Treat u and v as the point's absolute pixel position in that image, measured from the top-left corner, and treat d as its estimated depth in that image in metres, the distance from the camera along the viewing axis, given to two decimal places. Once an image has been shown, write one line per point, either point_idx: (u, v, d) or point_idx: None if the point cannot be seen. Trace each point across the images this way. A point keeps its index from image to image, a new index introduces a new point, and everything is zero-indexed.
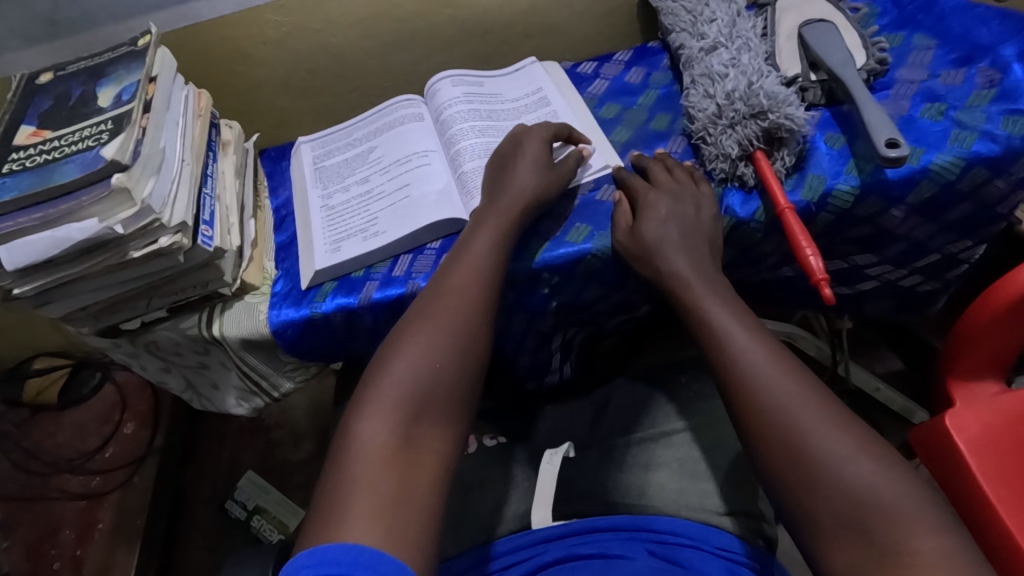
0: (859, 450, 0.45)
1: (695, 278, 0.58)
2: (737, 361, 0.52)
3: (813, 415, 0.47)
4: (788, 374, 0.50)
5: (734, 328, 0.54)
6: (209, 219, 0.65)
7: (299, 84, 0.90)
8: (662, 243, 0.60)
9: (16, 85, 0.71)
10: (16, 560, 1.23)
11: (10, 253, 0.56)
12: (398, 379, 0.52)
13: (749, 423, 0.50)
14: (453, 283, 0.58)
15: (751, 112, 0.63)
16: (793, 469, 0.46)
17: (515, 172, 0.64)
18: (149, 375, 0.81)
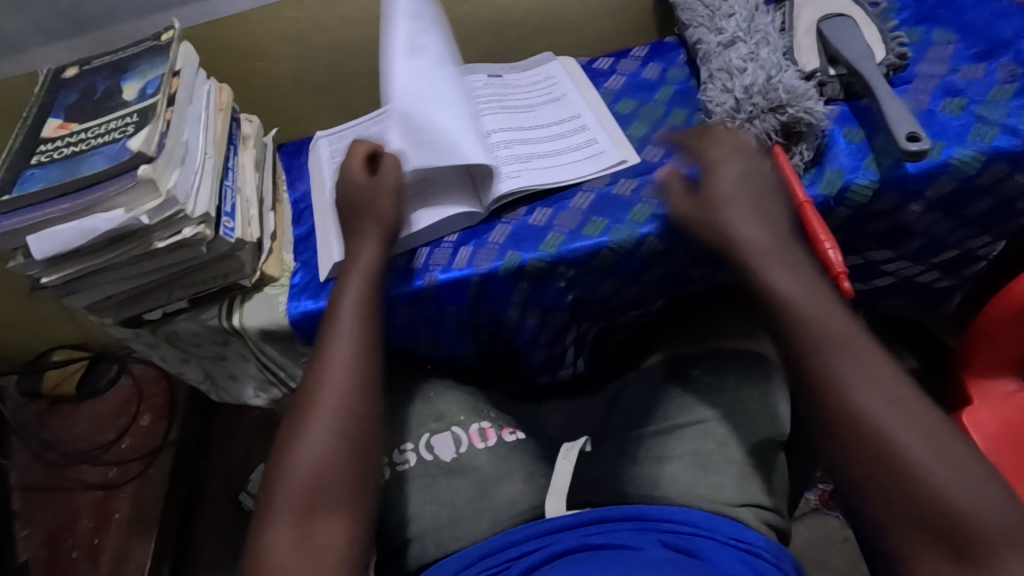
0: (943, 448, 0.43)
1: (767, 248, 0.55)
2: (817, 338, 0.49)
3: (894, 403, 0.45)
4: (864, 362, 0.47)
5: (813, 304, 0.51)
6: (230, 211, 0.66)
7: (316, 80, 0.91)
8: (733, 211, 0.56)
9: (43, 79, 0.72)
10: (35, 549, 1.25)
11: (39, 242, 0.57)
12: (293, 466, 0.52)
13: (822, 404, 0.47)
14: (333, 346, 0.59)
15: (771, 106, 0.63)
16: (870, 459, 0.44)
17: (363, 235, 0.65)
18: (168, 365, 0.83)
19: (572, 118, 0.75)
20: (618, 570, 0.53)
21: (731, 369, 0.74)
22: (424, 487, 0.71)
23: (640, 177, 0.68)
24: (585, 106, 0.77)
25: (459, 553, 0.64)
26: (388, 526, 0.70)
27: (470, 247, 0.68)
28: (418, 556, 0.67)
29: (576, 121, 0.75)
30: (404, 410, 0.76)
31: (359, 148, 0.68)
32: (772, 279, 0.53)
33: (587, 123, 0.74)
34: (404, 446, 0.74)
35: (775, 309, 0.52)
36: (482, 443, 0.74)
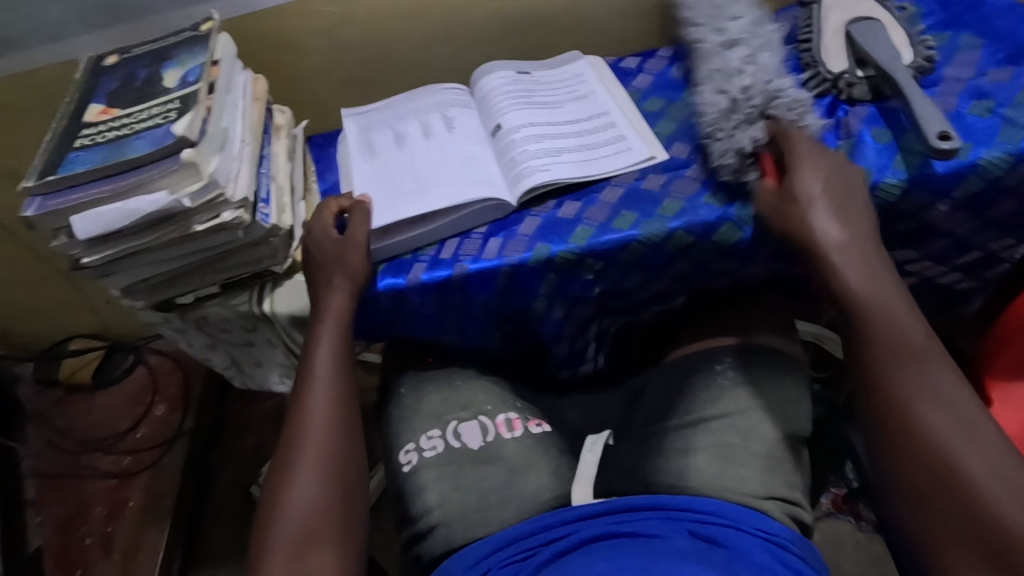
0: (1001, 468, 0.47)
1: (847, 251, 0.57)
2: (897, 344, 0.53)
3: (959, 420, 0.50)
4: (930, 378, 0.52)
5: (894, 313, 0.55)
6: (265, 198, 0.67)
7: (345, 74, 0.93)
8: (818, 207, 0.59)
9: (84, 66, 0.74)
10: (49, 535, 1.26)
11: (84, 223, 0.58)
12: (286, 518, 0.54)
13: (893, 404, 0.52)
14: (311, 400, 0.62)
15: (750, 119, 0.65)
16: (927, 462, 0.49)
17: (328, 287, 0.66)
18: (193, 351, 0.84)
19: (600, 115, 0.76)
20: (647, 555, 0.54)
21: (753, 363, 0.74)
22: (450, 473, 0.73)
23: (668, 173, 0.69)
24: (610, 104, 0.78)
25: (488, 538, 0.65)
26: (415, 509, 0.72)
27: (500, 238, 0.69)
28: (444, 542, 0.68)
29: (605, 118, 0.76)
30: (430, 396, 0.79)
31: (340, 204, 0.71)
32: (856, 281, 0.56)
33: (615, 120, 0.76)
34: (431, 432, 0.76)
35: (855, 312, 0.56)
36: (509, 434, 0.76)
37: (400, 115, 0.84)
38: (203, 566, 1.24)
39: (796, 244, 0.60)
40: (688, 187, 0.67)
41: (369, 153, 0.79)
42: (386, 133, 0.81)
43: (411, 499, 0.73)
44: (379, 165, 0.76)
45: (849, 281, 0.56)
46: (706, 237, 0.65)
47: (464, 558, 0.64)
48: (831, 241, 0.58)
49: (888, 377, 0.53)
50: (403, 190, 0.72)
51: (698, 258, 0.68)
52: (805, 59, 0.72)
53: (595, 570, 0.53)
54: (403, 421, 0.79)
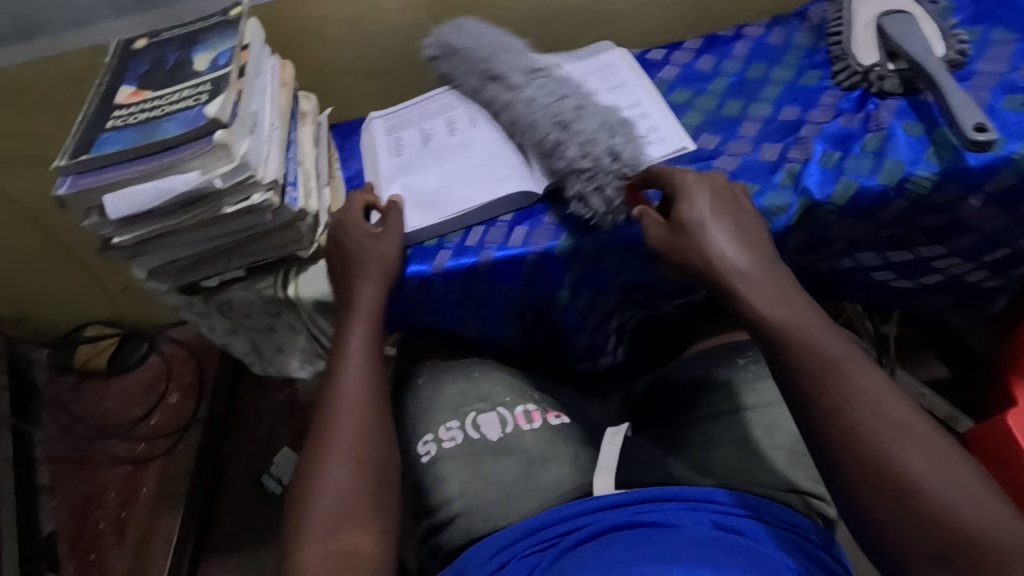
0: (943, 468, 0.45)
1: (746, 267, 0.57)
2: (813, 363, 0.51)
3: (891, 428, 0.47)
4: (859, 376, 0.50)
5: (806, 329, 0.53)
6: (293, 181, 0.67)
7: (367, 64, 0.93)
8: (712, 230, 0.59)
9: (114, 50, 0.74)
10: (63, 519, 1.26)
11: (116, 202, 0.58)
12: (320, 496, 0.55)
13: (829, 427, 0.49)
14: (347, 383, 0.62)
15: (580, 169, 0.66)
16: (876, 482, 0.46)
17: (361, 277, 0.66)
18: (214, 337, 0.84)
19: (633, 106, 0.75)
20: (673, 543, 0.54)
21: None
22: (470, 465, 0.72)
23: (695, 164, 0.69)
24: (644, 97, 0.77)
25: (506, 529, 0.64)
26: (434, 499, 0.71)
27: (526, 226, 0.69)
28: (464, 531, 0.68)
29: (637, 109, 0.75)
30: (448, 387, 0.78)
31: (363, 199, 0.71)
32: (762, 304, 0.55)
33: (647, 111, 0.75)
34: (450, 423, 0.76)
35: (767, 335, 0.54)
36: (528, 425, 0.75)
37: (427, 112, 0.83)
38: (215, 555, 1.24)
39: (703, 279, 0.59)
40: None
41: (397, 152, 0.79)
42: (412, 132, 0.81)
43: (429, 489, 0.72)
44: (405, 164, 0.77)
45: (754, 304, 0.55)
46: None
47: (484, 548, 0.63)
48: (736, 267, 0.57)
49: (812, 401, 0.50)
50: (423, 194, 0.72)
51: None
52: (835, 51, 0.73)
53: (618, 559, 0.53)
54: (421, 412, 0.77)
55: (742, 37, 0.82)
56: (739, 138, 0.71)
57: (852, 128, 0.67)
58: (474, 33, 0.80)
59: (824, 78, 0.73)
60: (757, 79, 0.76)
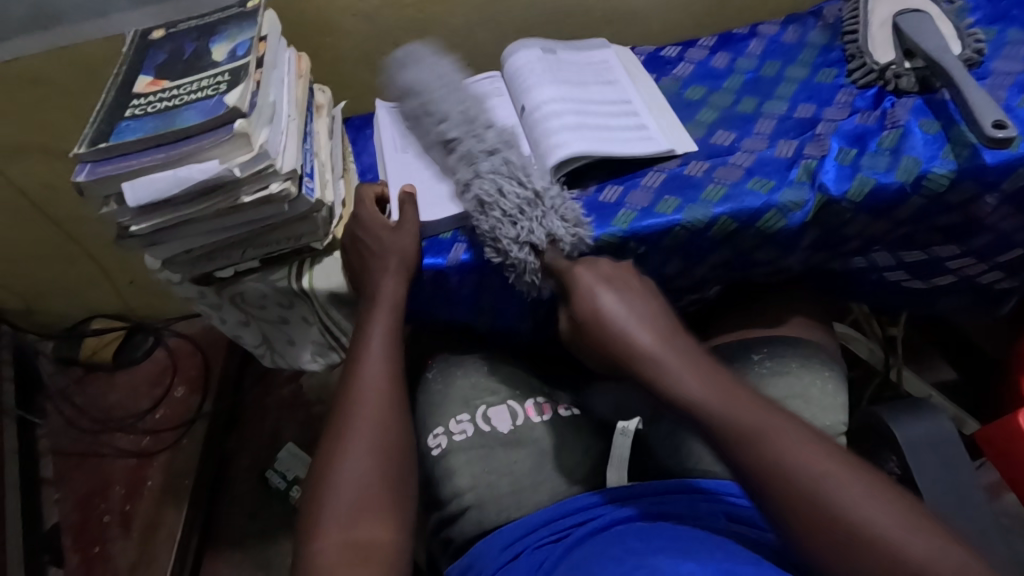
0: (877, 503, 0.45)
1: (656, 345, 0.55)
2: (731, 432, 0.49)
3: (821, 477, 0.46)
4: (776, 441, 0.48)
5: (719, 402, 0.51)
6: (310, 172, 0.67)
7: (381, 58, 0.93)
8: (612, 303, 0.57)
9: (131, 40, 0.74)
10: (68, 511, 1.26)
11: (135, 190, 0.58)
12: (340, 486, 0.55)
13: (763, 489, 0.47)
14: (367, 374, 0.62)
15: (500, 229, 0.64)
16: (821, 537, 0.45)
17: (383, 270, 0.66)
18: (225, 328, 0.84)
19: (623, 103, 0.76)
20: (688, 535, 0.54)
21: (791, 354, 0.74)
22: (481, 457, 0.72)
23: (711, 160, 0.69)
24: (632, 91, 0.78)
25: (519, 521, 0.64)
26: (445, 492, 0.71)
27: None
28: (477, 523, 0.68)
29: (626, 106, 0.75)
30: (459, 381, 0.78)
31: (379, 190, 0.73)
32: (678, 381, 0.52)
33: (637, 109, 0.75)
34: (461, 416, 0.75)
35: (687, 415, 0.52)
36: (539, 418, 0.75)
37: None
38: (220, 549, 1.24)
39: (619, 361, 0.56)
40: (732, 174, 0.67)
41: (410, 140, 0.79)
42: None
43: (440, 482, 0.72)
44: (421, 153, 0.77)
45: (670, 386, 0.52)
46: (751, 223, 0.65)
47: (495, 540, 0.63)
48: (644, 348, 0.55)
49: (738, 465, 0.48)
50: (443, 182, 0.72)
51: (740, 246, 0.67)
52: (851, 50, 0.75)
53: (629, 548, 0.53)
54: (431, 405, 0.77)
55: (757, 36, 0.83)
56: (755, 135, 0.71)
57: (868, 125, 0.67)
58: (436, 68, 0.76)
59: (839, 76, 0.75)
60: (772, 77, 0.78)
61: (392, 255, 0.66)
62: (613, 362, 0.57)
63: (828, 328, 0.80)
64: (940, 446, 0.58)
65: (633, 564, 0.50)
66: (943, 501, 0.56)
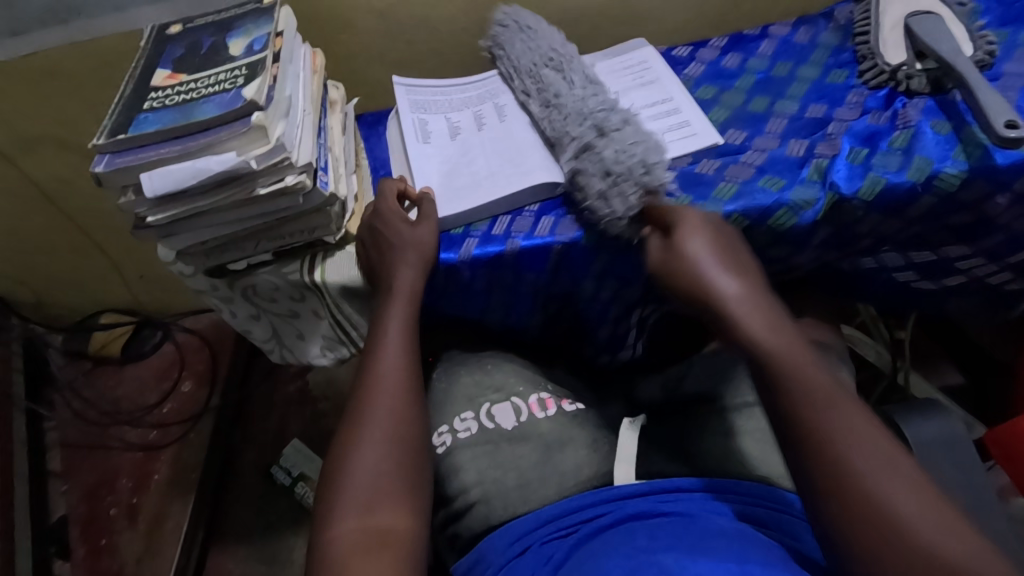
0: (925, 499, 0.45)
1: (744, 298, 0.56)
2: (802, 393, 0.50)
3: (882, 461, 0.46)
4: (857, 415, 0.49)
5: (795, 360, 0.52)
6: (324, 166, 0.68)
7: (394, 56, 0.94)
8: (697, 245, 0.59)
9: (148, 35, 0.75)
10: (75, 503, 1.26)
11: (152, 180, 0.59)
12: (355, 476, 0.55)
13: (817, 451, 0.48)
14: (382, 364, 0.62)
15: (608, 173, 0.65)
16: (852, 504, 0.45)
17: (397, 262, 0.66)
18: (236, 322, 0.85)
19: (665, 102, 0.78)
20: (700, 531, 0.54)
21: (801, 355, 0.74)
22: (486, 453, 0.72)
23: (722, 158, 0.70)
24: (676, 90, 0.80)
25: (526, 517, 0.64)
26: (452, 488, 0.71)
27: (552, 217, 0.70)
28: (483, 519, 0.67)
29: (669, 103, 0.78)
30: (462, 379, 0.78)
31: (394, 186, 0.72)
32: (758, 330, 0.54)
33: (679, 105, 0.78)
34: (465, 414, 0.75)
35: (764, 363, 0.53)
36: (542, 413, 0.75)
37: (452, 103, 0.85)
38: (225, 543, 1.24)
39: (694, 300, 0.58)
40: (744, 172, 0.67)
41: (425, 138, 0.80)
42: (438, 121, 0.82)
43: (446, 478, 0.72)
44: (434, 153, 0.78)
45: (752, 332, 0.54)
46: (762, 222, 0.65)
47: (504, 534, 0.62)
48: (725, 294, 0.56)
49: (801, 424, 0.49)
50: (459, 183, 0.73)
51: (751, 244, 0.68)
52: (862, 51, 0.75)
53: (638, 545, 0.52)
54: (435, 403, 0.77)
55: (768, 36, 0.84)
56: (766, 134, 0.72)
57: (879, 125, 0.68)
58: (552, 36, 0.82)
59: (851, 77, 0.75)
60: (783, 77, 0.79)
61: (405, 248, 0.67)
62: (693, 300, 0.59)
63: (837, 328, 0.80)
64: (950, 446, 0.58)
65: (640, 560, 0.50)
66: (952, 501, 0.56)
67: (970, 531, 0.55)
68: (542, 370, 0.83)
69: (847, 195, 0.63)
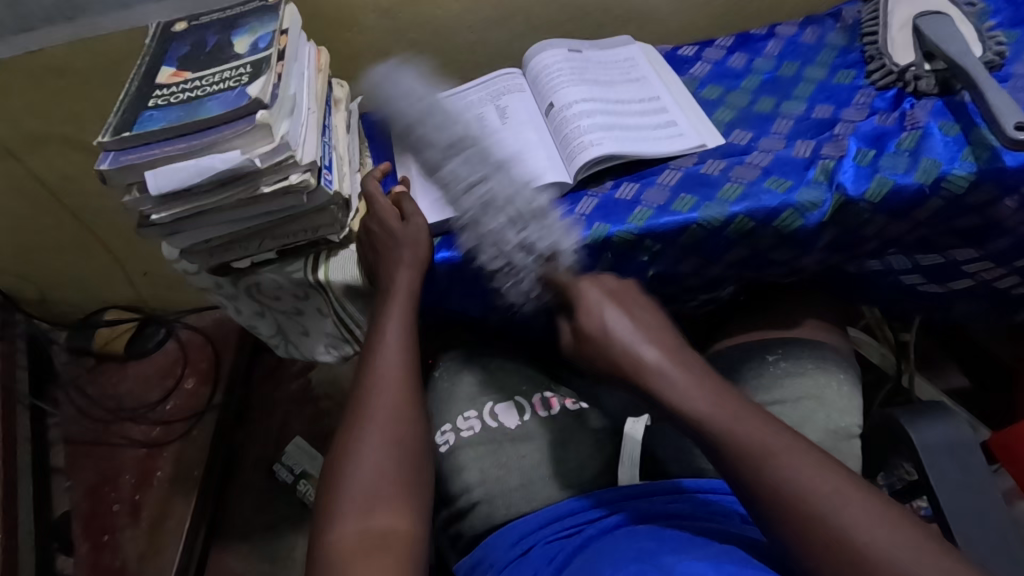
0: (889, 528, 0.44)
1: (667, 363, 0.53)
2: (747, 450, 0.48)
3: (828, 497, 0.45)
4: (797, 454, 0.47)
5: (727, 418, 0.50)
6: (328, 165, 0.68)
7: (400, 54, 0.94)
8: (610, 320, 0.56)
9: (154, 32, 0.75)
10: (79, 500, 1.26)
11: (156, 178, 0.59)
12: (356, 477, 0.55)
13: (777, 506, 0.46)
14: (382, 366, 0.62)
15: (494, 269, 0.66)
16: (829, 550, 0.44)
17: (398, 263, 0.67)
18: (241, 319, 0.85)
19: (652, 99, 0.78)
20: (704, 534, 0.54)
21: (807, 357, 0.74)
22: (489, 452, 0.72)
23: (728, 158, 0.70)
24: (667, 93, 0.80)
25: (531, 516, 0.63)
26: (454, 488, 0.71)
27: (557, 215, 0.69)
28: (486, 519, 0.68)
29: (656, 102, 0.77)
30: (465, 378, 0.78)
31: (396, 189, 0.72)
32: (683, 397, 0.51)
33: (666, 105, 0.77)
34: (468, 413, 0.75)
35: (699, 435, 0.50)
36: (545, 413, 0.75)
37: (456, 107, 0.84)
38: (228, 540, 1.24)
39: (619, 376, 0.55)
40: (749, 173, 0.67)
41: None
42: None
43: (448, 477, 0.72)
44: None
45: (679, 400, 0.51)
46: (768, 222, 0.65)
47: (507, 534, 0.62)
48: (650, 364, 0.53)
49: (752, 491, 0.48)
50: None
51: (756, 245, 0.67)
52: (871, 51, 0.75)
53: (642, 549, 0.52)
54: (439, 402, 0.77)
55: (775, 36, 0.84)
56: (772, 135, 0.72)
57: (887, 126, 0.67)
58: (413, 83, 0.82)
59: (859, 77, 0.75)
60: (790, 77, 0.78)
61: (408, 247, 0.67)
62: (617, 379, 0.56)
63: (843, 331, 0.80)
64: (959, 451, 0.58)
65: (652, 564, 0.49)
66: (957, 505, 0.56)
67: (976, 535, 0.54)
68: (545, 371, 0.83)
69: (853, 196, 0.63)
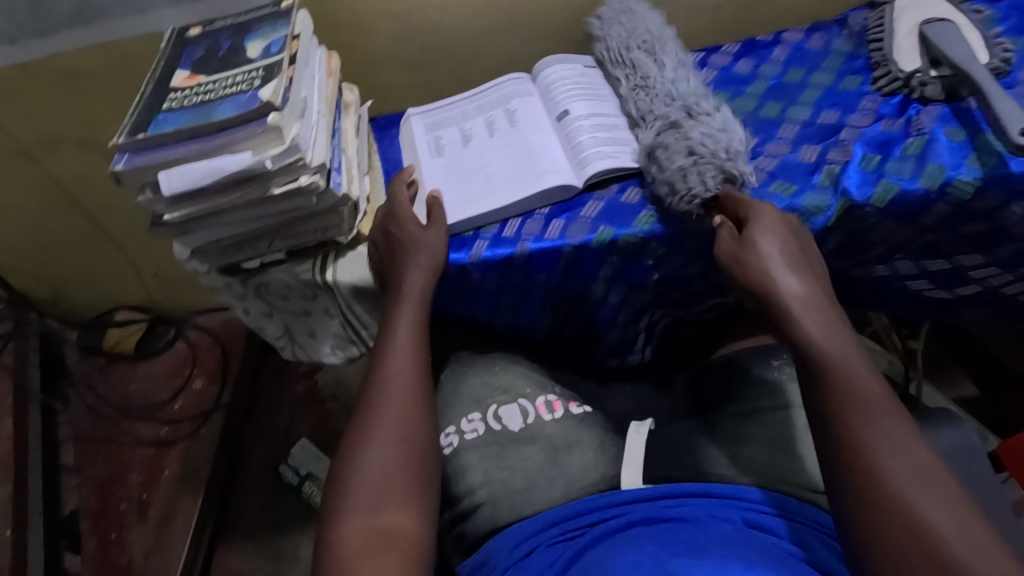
0: (958, 521, 0.45)
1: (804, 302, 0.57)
2: (855, 401, 0.51)
3: (915, 483, 0.47)
4: (902, 434, 0.49)
5: (851, 367, 0.53)
6: (337, 167, 0.69)
7: (408, 59, 0.95)
8: (770, 245, 0.59)
9: (168, 36, 0.77)
10: (87, 497, 1.27)
11: (169, 179, 0.60)
12: (364, 475, 0.56)
13: (852, 449, 0.50)
14: (392, 367, 0.63)
15: (691, 154, 0.67)
16: (875, 513, 0.47)
17: (408, 265, 0.67)
18: (249, 320, 0.86)
19: None
20: (701, 539, 0.53)
21: None
22: (493, 454, 0.72)
23: None
24: None
25: (534, 517, 0.63)
26: (458, 489, 0.71)
27: (563, 219, 0.71)
28: (489, 520, 0.67)
29: None
30: (470, 380, 0.79)
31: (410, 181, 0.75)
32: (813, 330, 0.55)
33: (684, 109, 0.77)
34: (472, 415, 0.76)
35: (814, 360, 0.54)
36: (549, 415, 0.75)
37: (464, 113, 0.85)
38: (233, 540, 1.25)
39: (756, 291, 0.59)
40: (755, 178, 0.68)
41: (437, 152, 0.80)
42: (451, 131, 0.83)
43: (452, 479, 0.72)
44: (447, 165, 0.78)
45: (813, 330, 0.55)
46: None
47: (511, 535, 0.62)
48: (791, 296, 0.57)
49: None
50: (470, 191, 0.74)
51: None
52: (877, 58, 0.75)
53: (641, 552, 0.52)
54: (444, 405, 0.78)
55: (781, 42, 0.84)
56: (778, 140, 0.72)
57: (893, 132, 0.67)
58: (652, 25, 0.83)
59: (864, 84, 0.75)
60: (796, 83, 0.78)
61: (421, 249, 0.68)
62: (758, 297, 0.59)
63: None
64: (965, 456, 0.58)
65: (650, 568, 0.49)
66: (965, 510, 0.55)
67: None
68: (550, 374, 0.83)
69: (854, 199, 0.63)
